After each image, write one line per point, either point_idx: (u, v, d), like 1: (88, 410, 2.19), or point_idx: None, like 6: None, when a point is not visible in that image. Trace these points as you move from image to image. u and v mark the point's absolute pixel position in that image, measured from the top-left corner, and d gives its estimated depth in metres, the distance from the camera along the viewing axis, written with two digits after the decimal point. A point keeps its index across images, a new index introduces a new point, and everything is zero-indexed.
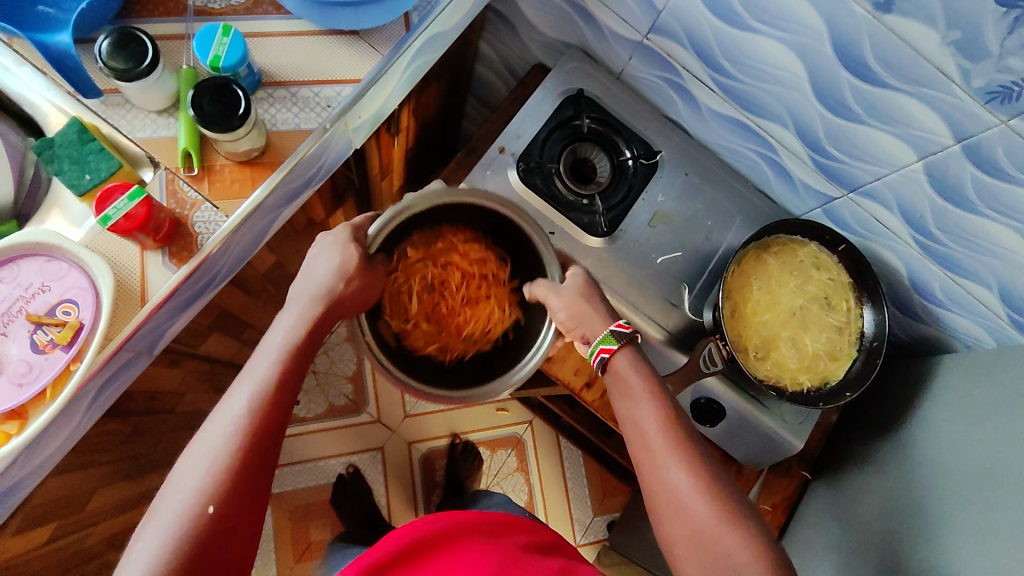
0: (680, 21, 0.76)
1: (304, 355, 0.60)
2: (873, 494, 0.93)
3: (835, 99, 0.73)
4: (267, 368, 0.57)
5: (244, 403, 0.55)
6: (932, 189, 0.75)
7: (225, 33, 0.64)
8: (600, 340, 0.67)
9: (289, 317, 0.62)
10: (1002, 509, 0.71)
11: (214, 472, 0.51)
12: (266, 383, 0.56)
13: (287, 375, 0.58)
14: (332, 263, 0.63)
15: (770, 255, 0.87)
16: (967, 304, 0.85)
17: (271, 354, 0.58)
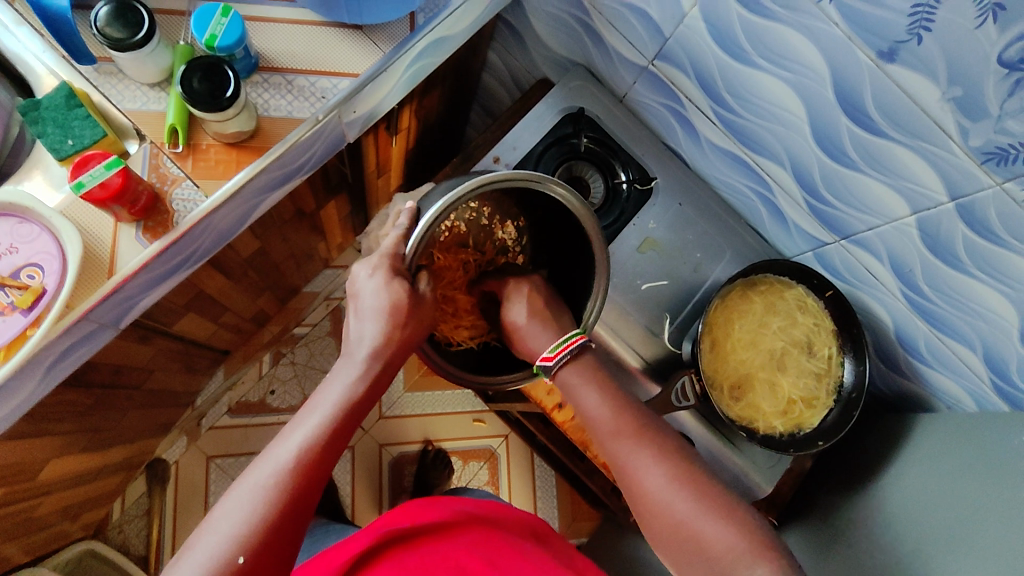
0: (686, 50, 0.76)
1: (354, 414, 0.60)
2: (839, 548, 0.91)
3: (833, 143, 0.72)
4: (317, 417, 0.57)
5: (294, 449, 0.55)
6: (923, 245, 0.74)
7: (224, 13, 0.63)
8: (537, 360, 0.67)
9: (348, 364, 0.62)
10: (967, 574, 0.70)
11: (248, 526, 0.50)
12: (317, 432, 0.56)
13: (340, 427, 0.58)
14: (382, 298, 0.64)
15: (757, 294, 0.86)
16: (950, 364, 0.84)
17: (326, 403, 0.58)
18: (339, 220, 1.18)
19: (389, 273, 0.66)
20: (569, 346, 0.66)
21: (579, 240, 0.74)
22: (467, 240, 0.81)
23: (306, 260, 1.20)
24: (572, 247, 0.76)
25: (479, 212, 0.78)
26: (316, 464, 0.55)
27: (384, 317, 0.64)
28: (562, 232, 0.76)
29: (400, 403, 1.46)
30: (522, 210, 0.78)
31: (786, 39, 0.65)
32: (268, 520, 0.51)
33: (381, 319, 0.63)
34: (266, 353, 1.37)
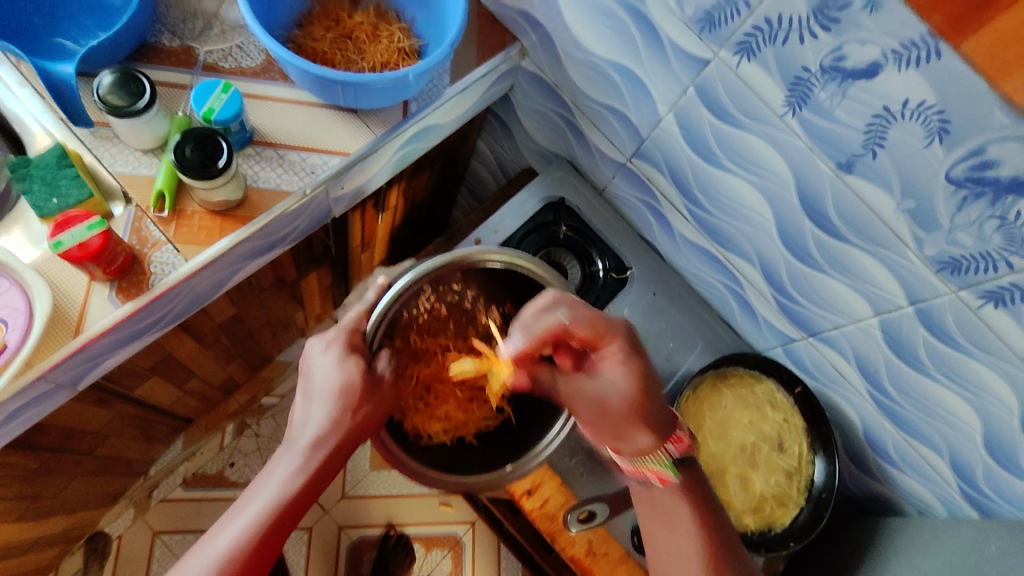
0: (661, 151, 0.81)
1: (297, 504, 0.59)
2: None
3: (798, 244, 0.75)
4: (254, 509, 0.57)
5: (225, 545, 0.54)
6: (887, 346, 0.76)
7: (224, 89, 0.67)
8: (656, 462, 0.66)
9: (293, 449, 0.61)
10: None
11: None
12: (252, 525, 0.56)
13: (276, 519, 0.57)
14: (333, 380, 0.64)
15: (724, 388, 0.87)
16: (917, 467, 0.85)
17: (265, 493, 0.58)
18: (320, 291, 1.18)
19: (345, 350, 0.66)
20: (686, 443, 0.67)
21: None
22: (446, 322, 0.77)
23: (281, 329, 1.19)
24: None
25: (462, 294, 0.75)
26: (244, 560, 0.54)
27: (334, 400, 0.63)
28: None
29: (364, 483, 1.40)
30: (508, 294, 0.76)
31: (753, 147, 0.70)
32: None
33: (330, 403, 0.63)
34: (230, 423, 1.33)
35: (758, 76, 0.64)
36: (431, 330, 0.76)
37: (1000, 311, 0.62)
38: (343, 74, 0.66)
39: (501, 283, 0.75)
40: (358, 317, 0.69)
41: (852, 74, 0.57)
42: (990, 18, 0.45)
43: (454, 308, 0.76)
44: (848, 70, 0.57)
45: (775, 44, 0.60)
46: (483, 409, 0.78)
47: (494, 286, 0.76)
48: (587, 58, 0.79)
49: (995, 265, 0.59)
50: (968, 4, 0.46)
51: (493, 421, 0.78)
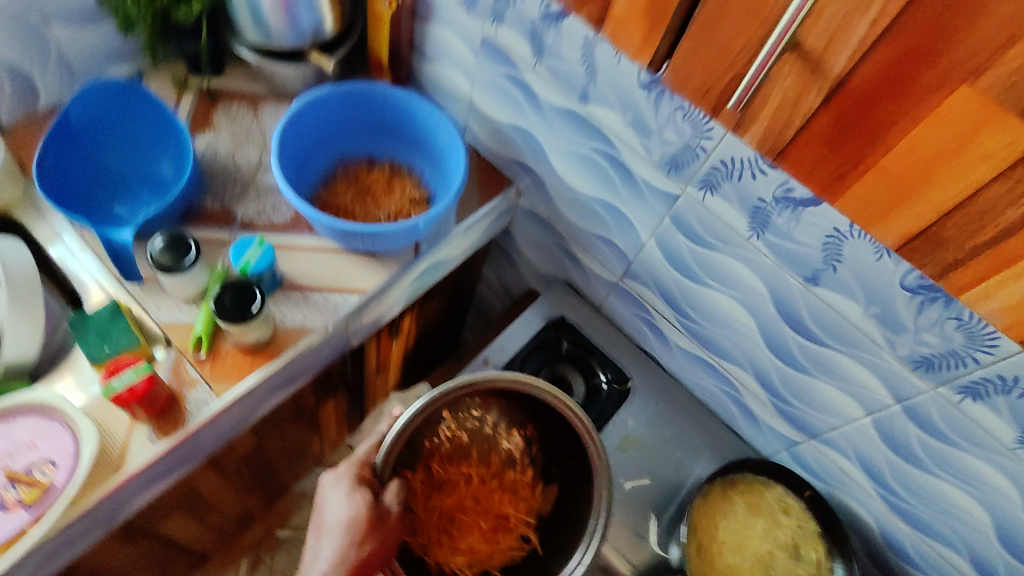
0: (649, 272, 0.89)
1: None
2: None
3: (784, 351, 0.81)
4: None
5: None
6: (885, 445, 0.79)
7: (259, 244, 0.76)
8: None
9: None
10: None
11: None
12: None
13: None
14: (345, 515, 0.71)
15: (735, 497, 0.88)
16: (941, 568, 0.85)
17: None
18: (337, 417, 1.23)
19: (355, 487, 0.73)
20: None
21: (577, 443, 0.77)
22: (469, 452, 0.83)
23: (299, 458, 1.22)
24: (574, 450, 0.79)
25: (483, 420, 0.81)
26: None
27: (346, 533, 0.71)
28: (562, 434, 0.80)
29: None
30: (529, 418, 0.81)
31: (729, 266, 0.78)
32: None
33: (342, 536, 0.71)
34: (245, 558, 1.32)
35: (723, 206, 0.73)
36: (456, 459, 0.82)
37: (979, 404, 0.65)
38: (359, 227, 0.76)
39: (520, 408, 0.81)
40: (366, 452, 0.77)
41: (801, 202, 0.65)
42: (851, 184, 0.49)
43: (476, 436, 0.82)
44: (797, 199, 0.65)
45: (732, 180, 0.69)
46: (508, 538, 0.80)
47: (513, 412, 0.82)
48: (575, 196, 0.90)
49: (962, 362, 0.64)
50: (827, 174, 0.50)
51: (516, 552, 0.80)
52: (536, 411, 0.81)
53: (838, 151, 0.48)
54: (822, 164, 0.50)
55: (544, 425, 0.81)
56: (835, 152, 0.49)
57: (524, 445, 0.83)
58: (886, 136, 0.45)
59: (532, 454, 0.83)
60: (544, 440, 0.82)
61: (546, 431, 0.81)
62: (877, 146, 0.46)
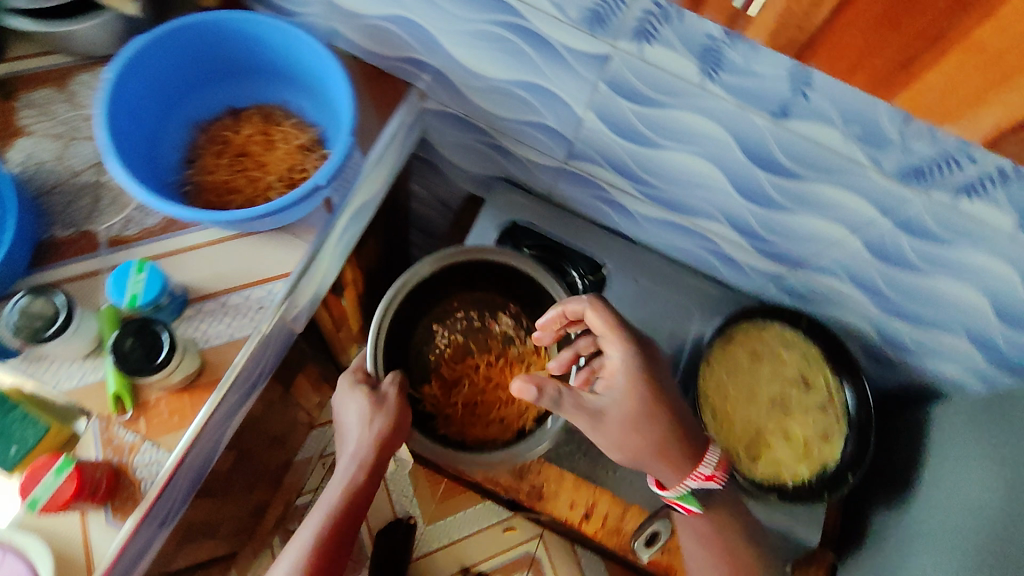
0: (595, 147, 0.79)
1: (350, 516, 0.73)
2: (883, 554, 0.89)
3: (758, 193, 0.74)
4: (316, 524, 0.71)
5: (289, 566, 0.68)
6: (876, 259, 0.75)
7: (139, 269, 0.63)
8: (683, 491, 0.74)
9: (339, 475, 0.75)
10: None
11: None
12: (322, 529, 0.71)
13: (340, 522, 0.72)
14: (357, 411, 0.75)
15: (736, 346, 0.86)
16: (940, 352, 0.86)
17: (320, 513, 0.73)
18: (312, 385, 1.15)
19: (353, 389, 0.77)
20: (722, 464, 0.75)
21: (542, 292, 0.84)
22: (472, 350, 0.88)
23: (289, 435, 1.16)
24: (550, 304, 0.85)
25: (468, 317, 0.88)
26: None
27: (361, 423, 0.75)
28: (535, 288, 0.83)
29: (425, 538, 1.40)
30: (503, 294, 0.88)
31: (683, 121, 0.68)
32: None
33: (359, 427, 0.75)
34: (275, 536, 1.31)
35: (667, 55, 0.60)
36: (462, 359, 0.88)
37: (977, 201, 0.60)
38: (243, 211, 0.62)
39: (494, 291, 0.88)
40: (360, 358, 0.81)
41: None
42: (916, 74, 0.41)
43: (469, 332, 0.88)
44: None
45: (671, 22, 0.56)
46: (531, 402, 0.83)
47: (490, 295, 0.88)
48: (488, 83, 0.76)
49: (957, 163, 0.57)
50: (891, 63, 0.41)
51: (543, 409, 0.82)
52: (505, 283, 0.87)
53: (891, 36, 0.39)
54: (877, 50, 0.40)
55: (519, 295, 0.87)
56: (891, 41, 0.40)
57: (515, 321, 0.88)
58: (945, 40, 0.38)
59: (526, 326, 0.87)
60: (526, 306, 0.87)
61: (525, 300, 0.87)
62: (938, 45, 0.39)
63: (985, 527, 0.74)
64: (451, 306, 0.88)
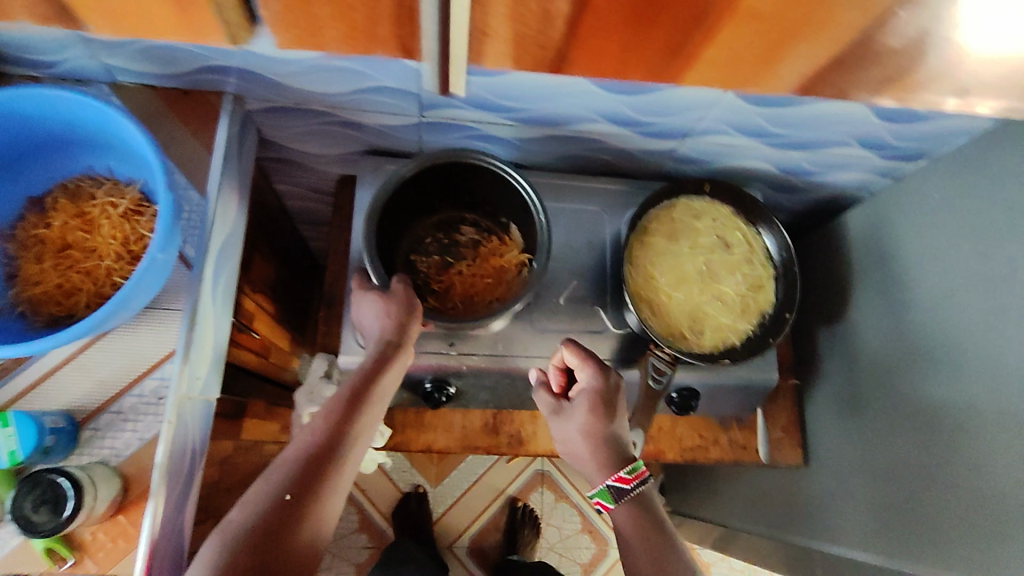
0: (443, 93, 0.71)
1: (376, 396, 0.63)
2: (826, 387, 0.92)
3: (623, 85, 0.68)
4: (340, 394, 0.62)
5: (319, 424, 0.59)
6: (757, 106, 0.72)
7: (3, 423, 0.55)
8: (597, 493, 0.64)
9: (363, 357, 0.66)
10: (965, 354, 0.69)
11: (288, 472, 0.54)
12: (343, 400, 0.61)
13: (362, 392, 0.62)
14: (371, 304, 0.68)
15: (653, 233, 0.83)
16: (840, 163, 0.86)
17: (346, 383, 0.63)
18: None
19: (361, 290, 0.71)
20: (643, 474, 0.65)
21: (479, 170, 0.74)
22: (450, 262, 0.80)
23: None
24: (490, 183, 0.75)
25: (434, 235, 0.81)
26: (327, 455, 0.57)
27: (379, 308, 0.68)
28: (476, 176, 0.74)
29: (438, 500, 1.42)
30: (457, 199, 0.79)
31: None
32: (284, 484, 0.53)
33: (376, 314, 0.68)
34: None
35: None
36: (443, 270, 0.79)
37: None
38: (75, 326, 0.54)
39: (446, 199, 0.79)
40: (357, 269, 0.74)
41: None
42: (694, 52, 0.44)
43: (441, 244, 0.81)
44: None
45: None
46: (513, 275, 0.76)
47: (446, 206, 0.80)
48: (296, 64, 0.67)
49: None
50: (662, 49, 0.45)
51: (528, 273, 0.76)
52: (452, 187, 0.78)
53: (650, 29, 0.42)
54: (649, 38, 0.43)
55: (466, 191, 0.78)
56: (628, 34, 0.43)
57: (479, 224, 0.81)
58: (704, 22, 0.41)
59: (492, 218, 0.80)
60: (483, 199, 0.79)
61: (474, 190, 0.77)
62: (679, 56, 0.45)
63: (912, 322, 0.77)
64: (415, 236, 0.80)
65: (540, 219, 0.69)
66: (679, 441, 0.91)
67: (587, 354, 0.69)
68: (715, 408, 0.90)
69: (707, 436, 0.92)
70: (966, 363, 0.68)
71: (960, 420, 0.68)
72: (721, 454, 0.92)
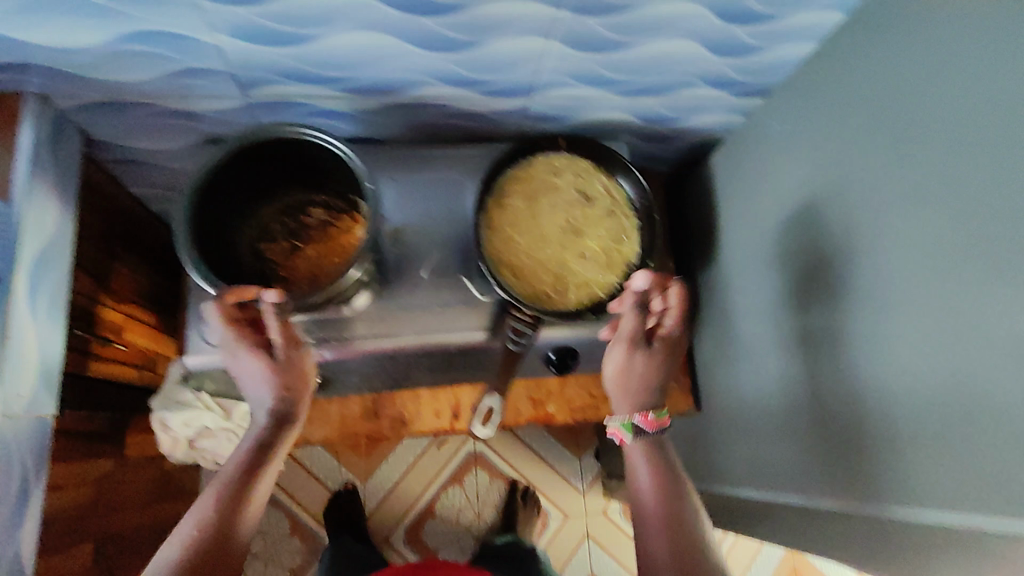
0: (257, 68, 0.68)
1: (281, 451, 0.67)
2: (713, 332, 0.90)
3: (439, 41, 0.65)
4: (233, 461, 0.64)
5: (210, 501, 0.60)
6: (586, 53, 0.70)
7: None
8: (625, 423, 0.72)
9: (253, 431, 0.66)
10: (817, 282, 0.67)
11: (172, 567, 0.56)
12: (244, 482, 0.62)
13: (260, 455, 0.65)
14: (245, 363, 0.66)
15: (511, 193, 0.80)
16: (698, 106, 0.84)
17: (242, 445, 0.65)
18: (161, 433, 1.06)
19: (231, 326, 0.64)
20: (666, 421, 0.73)
21: (303, 150, 0.68)
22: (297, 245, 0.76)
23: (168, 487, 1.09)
24: (320, 163, 0.70)
25: (278, 220, 0.76)
26: (211, 539, 0.58)
27: (269, 381, 0.66)
28: (303, 157, 0.70)
29: (370, 494, 1.39)
30: (295, 182, 0.75)
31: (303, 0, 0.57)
32: None
33: (267, 385, 0.66)
34: None
35: None
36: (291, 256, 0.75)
37: None
38: None
39: (284, 183, 0.74)
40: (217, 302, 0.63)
41: None
42: None
43: (286, 228, 0.76)
44: None
45: None
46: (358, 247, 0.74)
47: (285, 189, 0.75)
48: (85, 54, 0.63)
49: None
50: None
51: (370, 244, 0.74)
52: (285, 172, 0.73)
53: None
54: None
55: (301, 174, 0.73)
56: None
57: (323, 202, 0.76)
58: None
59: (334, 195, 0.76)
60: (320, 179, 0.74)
61: (308, 172, 0.73)
62: None
63: (772, 253, 0.76)
64: (259, 224, 0.75)
65: (368, 188, 0.65)
66: (569, 403, 0.90)
67: (670, 279, 0.72)
68: (601, 364, 0.88)
69: (597, 394, 0.91)
70: (818, 287, 0.67)
71: (820, 348, 0.67)
72: (612, 410, 0.92)
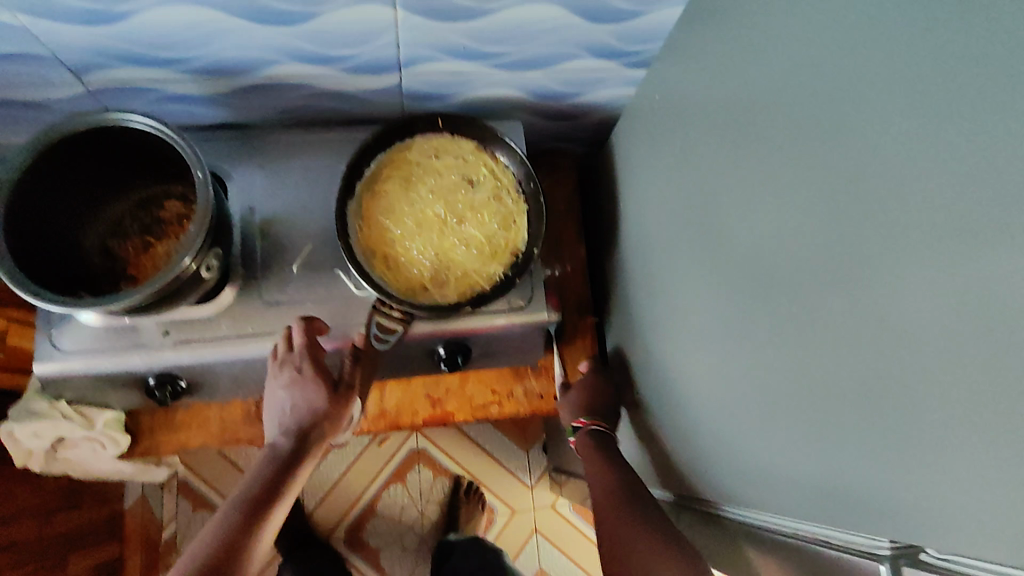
0: (79, 50, 0.62)
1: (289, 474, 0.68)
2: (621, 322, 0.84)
3: (267, 14, 0.59)
4: (251, 482, 0.66)
5: (220, 518, 0.63)
6: (442, 23, 0.63)
7: None
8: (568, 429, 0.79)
9: (265, 462, 0.68)
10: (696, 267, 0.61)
11: (198, 559, 0.59)
12: (247, 500, 0.64)
13: (271, 480, 0.66)
14: (295, 407, 0.70)
15: (387, 178, 0.75)
16: (592, 79, 0.77)
17: (259, 469, 0.68)
18: None
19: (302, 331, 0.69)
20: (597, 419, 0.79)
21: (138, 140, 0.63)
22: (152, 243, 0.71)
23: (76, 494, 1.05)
24: (159, 150, 0.65)
25: (131, 217, 0.72)
26: (227, 546, 0.60)
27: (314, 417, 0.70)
28: (139, 146, 0.64)
29: (309, 496, 1.35)
30: (144, 175, 0.70)
31: None
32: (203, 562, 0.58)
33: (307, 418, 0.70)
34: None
35: None
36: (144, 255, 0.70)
37: None
38: None
39: (131, 178, 0.69)
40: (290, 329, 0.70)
41: None
42: None
43: (139, 225, 0.72)
44: None
45: None
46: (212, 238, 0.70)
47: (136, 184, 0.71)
48: None
49: None
50: None
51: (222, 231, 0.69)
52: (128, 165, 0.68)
53: None
54: None
55: (147, 166, 0.69)
56: None
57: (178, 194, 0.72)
58: None
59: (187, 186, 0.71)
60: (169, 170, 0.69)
61: (153, 163, 0.68)
62: None
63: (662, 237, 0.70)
64: (110, 223, 0.71)
65: (198, 176, 0.59)
66: (470, 401, 0.86)
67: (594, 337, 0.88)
68: (499, 356, 0.82)
69: (501, 391, 0.86)
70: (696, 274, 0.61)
71: (701, 340, 0.60)
72: (517, 408, 0.86)
